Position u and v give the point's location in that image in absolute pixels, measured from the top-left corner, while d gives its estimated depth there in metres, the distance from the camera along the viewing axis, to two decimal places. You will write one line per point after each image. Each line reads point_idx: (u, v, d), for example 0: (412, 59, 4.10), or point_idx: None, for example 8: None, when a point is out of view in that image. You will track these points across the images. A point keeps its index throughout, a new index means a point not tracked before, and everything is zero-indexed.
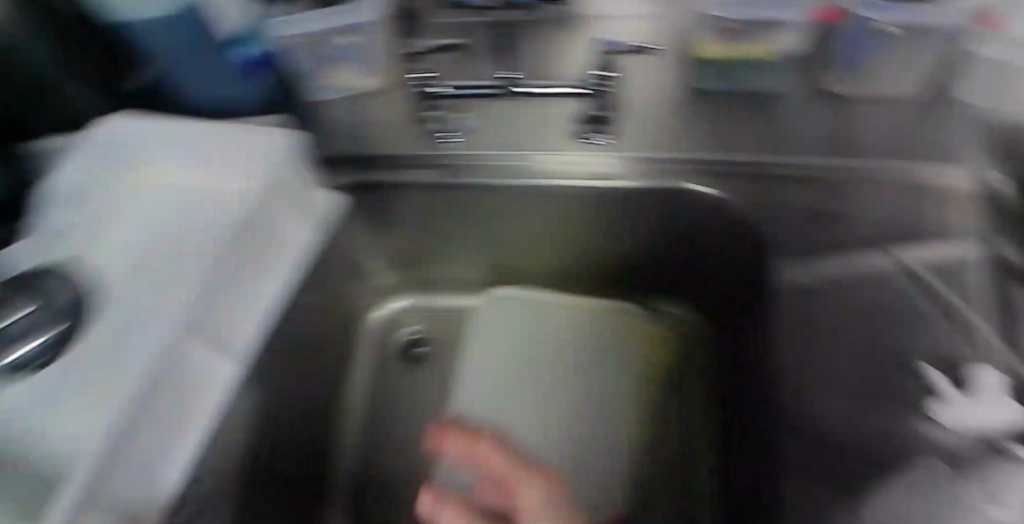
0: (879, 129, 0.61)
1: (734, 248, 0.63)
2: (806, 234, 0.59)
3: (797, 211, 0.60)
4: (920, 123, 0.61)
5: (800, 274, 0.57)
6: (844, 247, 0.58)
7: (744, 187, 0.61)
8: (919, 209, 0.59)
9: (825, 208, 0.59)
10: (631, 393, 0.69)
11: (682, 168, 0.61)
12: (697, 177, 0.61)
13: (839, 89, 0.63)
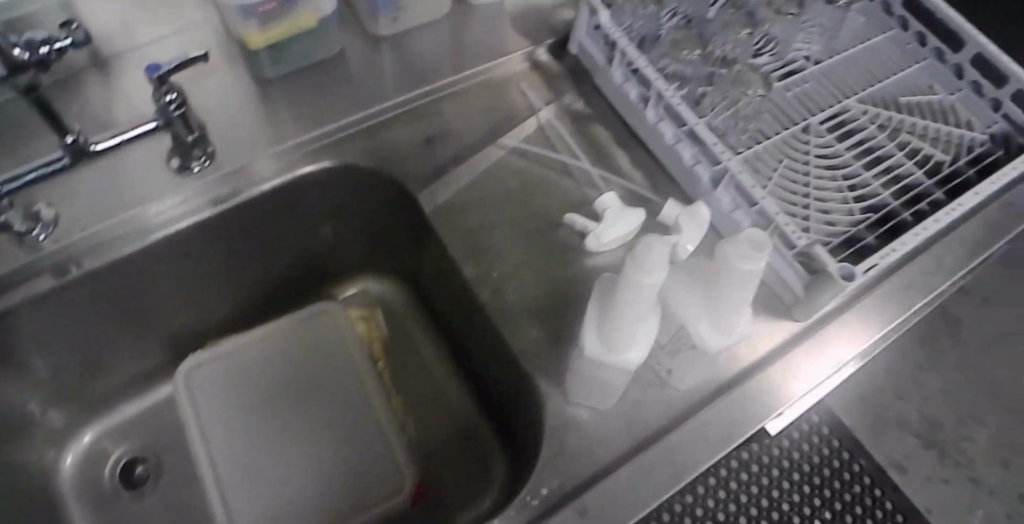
0: (430, 50, 0.68)
1: (379, 205, 0.66)
2: (425, 158, 0.63)
3: (411, 145, 0.64)
4: (459, 33, 0.70)
5: (441, 193, 0.62)
6: (460, 157, 0.64)
7: (355, 147, 0.63)
8: (497, 99, 0.68)
9: (430, 132, 0.65)
10: (370, 381, 0.68)
11: (293, 157, 0.62)
12: (312, 158, 0.62)
13: (382, 31, 0.67)
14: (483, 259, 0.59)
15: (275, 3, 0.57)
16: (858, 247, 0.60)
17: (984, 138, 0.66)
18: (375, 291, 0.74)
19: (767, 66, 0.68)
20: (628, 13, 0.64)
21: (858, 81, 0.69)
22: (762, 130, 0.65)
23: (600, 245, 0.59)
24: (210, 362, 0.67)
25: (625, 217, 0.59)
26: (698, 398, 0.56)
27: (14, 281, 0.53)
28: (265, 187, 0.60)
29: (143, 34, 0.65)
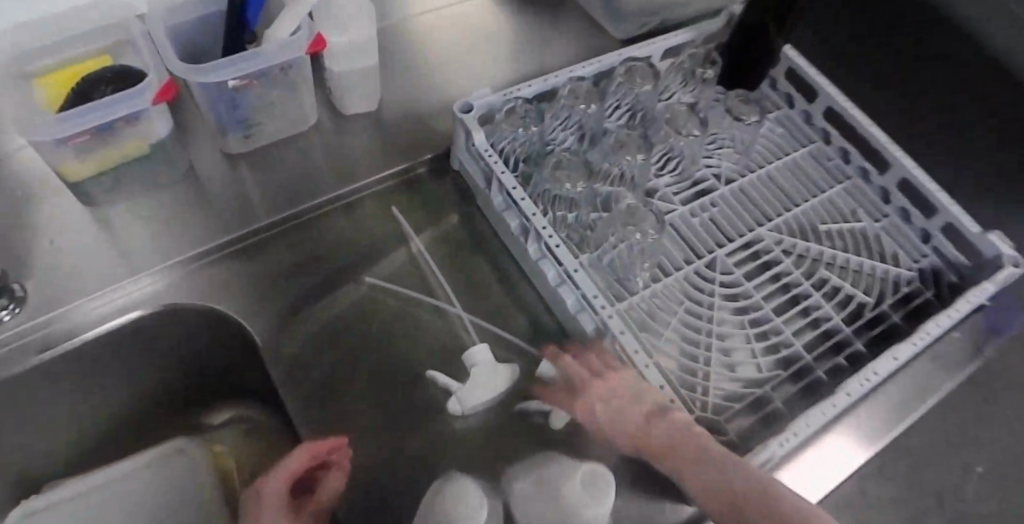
0: (295, 168, 0.61)
1: (230, 341, 0.58)
2: (279, 297, 0.56)
3: (264, 279, 0.57)
4: (330, 147, 0.63)
5: (291, 341, 0.55)
6: (321, 293, 0.57)
7: (199, 284, 0.56)
8: (369, 223, 0.61)
9: (289, 263, 0.58)
10: None
11: (125, 297, 0.54)
12: (148, 299, 0.54)
13: (237, 149, 0.60)
14: (332, 424, 0.53)
15: (88, 134, 0.50)
16: (765, 412, 0.53)
17: (912, 275, 0.59)
18: (238, 420, 0.66)
19: (669, 186, 0.62)
20: (508, 132, 0.58)
21: (771, 203, 0.62)
22: (661, 264, 0.58)
23: (462, 408, 0.53)
24: (35, 516, 0.58)
25: (498, 369, 0.53)
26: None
27: None
28: (90, 335, 0.53)
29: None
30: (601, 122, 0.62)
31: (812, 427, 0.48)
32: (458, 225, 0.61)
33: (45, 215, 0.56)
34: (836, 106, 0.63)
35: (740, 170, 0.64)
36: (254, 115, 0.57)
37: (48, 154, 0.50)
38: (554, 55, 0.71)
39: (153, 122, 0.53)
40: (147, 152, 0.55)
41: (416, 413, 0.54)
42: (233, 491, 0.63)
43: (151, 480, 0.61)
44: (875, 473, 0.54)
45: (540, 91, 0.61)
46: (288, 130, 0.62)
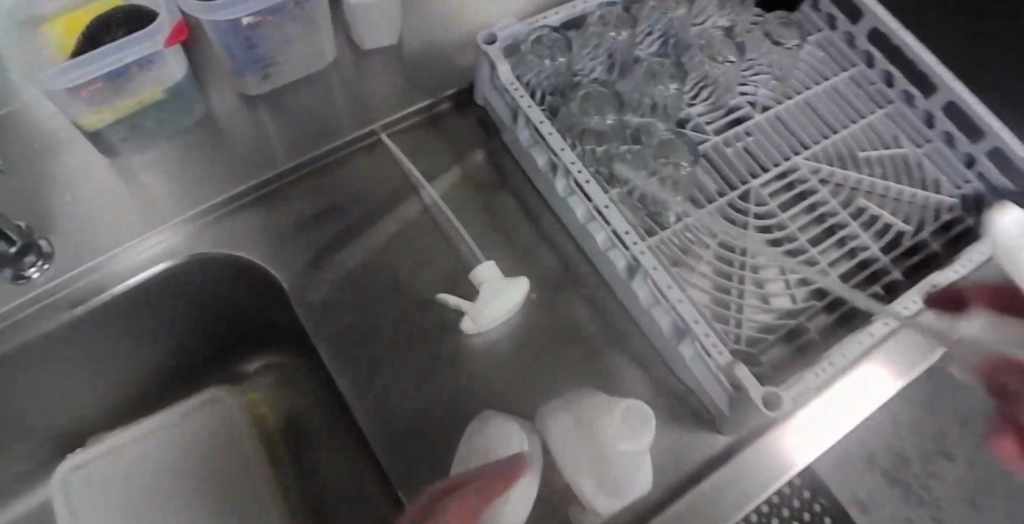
0: (314, 110, 0.60)
1: (253, 290, 0.58)
2: (301, 245, 0.55)
3: (289, 225, 0.56)
4: (348, 87, 0.61)
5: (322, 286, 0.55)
6: (342, 240, 0.56)
7: (220, 235, 0.55)
8: (389, 166, 0.59)
9: (312, 208, 0.56)
10: (266, 481, 0.63)
11: (149, 250, 0.54)
12: (169, 251, 0.54)
13: (255, 90, 0.59)
14: (370, 366, 0.52)
15: (99, 83, 0.47)
16: (798, 342, 0.53)
17: (955, 201, 0.58)
18: (265, 364, 0.65)
19: (701, 116, 0.59)
20: (534, 63, 0.56)
21: (809, 130, 0.60)
22: (693, 197, 0.57)
23: (478, 326, 0.52)
24: (87, 466, 0.61)
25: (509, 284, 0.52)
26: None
27: None
28: (117, 290, 0.53)
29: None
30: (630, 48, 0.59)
31: (850, 358, 0.48)
32: (483, 162, 0.60)
33: (62, 168, 0.55)
34: (884, 26, 0.60)
35: (778, 97, 0.61)
36: (272, 55, 0.55)
37: (63, 105, 0.48)
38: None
39: (169, 67, 0.51)
40: (161, 99, 0.53)
41: (450, 351, 0.53)
42: (270, 434, 0.65)
43: (194, 428, 0.64)
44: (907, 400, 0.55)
45: (568, 18, 0.58)
46: (305, 69, 0.60)
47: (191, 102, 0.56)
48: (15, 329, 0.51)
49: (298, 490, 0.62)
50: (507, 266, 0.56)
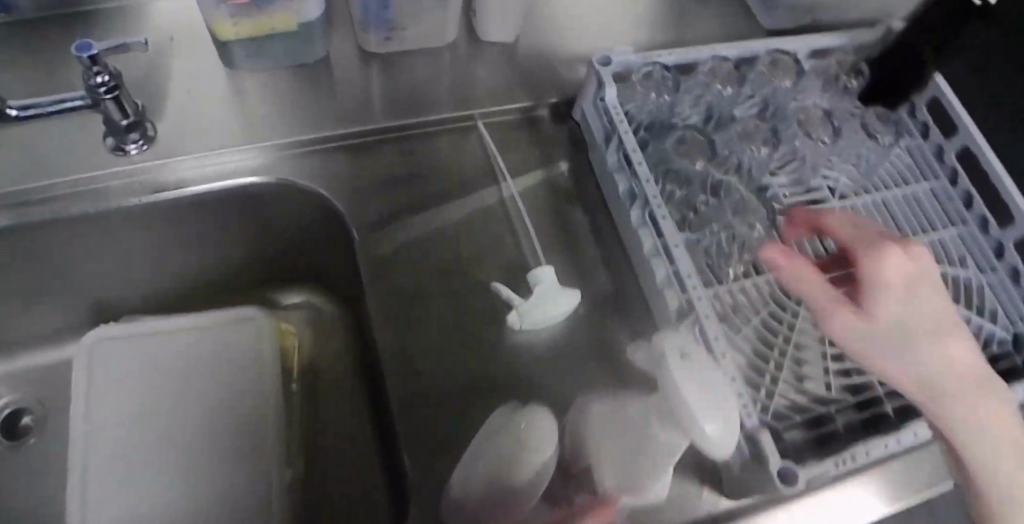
0: (421, 80, 0.63)
1: (325, 229, 0.61)
2: (377, 199, 0.58)
3: (373, 178, 0.59)
4: (459, 67, 0.63)
5: (388, 240, 0.57)
6: (417, 206, 0.58)
7: (307, 167, 0.59)
8: (478, 152, 0.61)
9: (398, 170, 0.59)
10: (274, 411, 0.64)
11: (243, 161, 0.58)
12: (260, 168, 0.58)
13: (374, 48, 0.62)
14: (413, 328, 0.54)
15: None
16: (824, 431, 0.52)
17: (1007, 336, 0.58)
18: (314, 308, 0.70)
19: (782, 189, 0.60)
20: (638, 96, 0.58)
21: (880, 229, 0.61)
22: (754, 261, 0.58)
23: (522, 324, 0.54)
24: (117, 340, 0.64)
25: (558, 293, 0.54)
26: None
27: None
28: (201, 189, 0.56)
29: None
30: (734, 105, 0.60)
31: (870, 455, 0.50)
32: (567, 175, 0.62)
33: (191, 72, 0.60)
34: (975, 147, 0.60)
35: (856, 189, 0.63)
36: (400, 19, 0.59)
37: (203, 9, 0.52)
38: (705, 15, 0.68)
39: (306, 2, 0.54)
40: (291, 30, 0.57)
41: (492, 337, 0.55)
42: (292, 370, 0.68)
43: (223, 338, 0.66)
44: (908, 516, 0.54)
45: (681, 60, 0.60)
46: (424, 40, 0.63)
47: (315, 41, 0.60)
48: (99, 197, 0.55)
49: (303, 428, 0.66)
50: (559, 273, 0.58)
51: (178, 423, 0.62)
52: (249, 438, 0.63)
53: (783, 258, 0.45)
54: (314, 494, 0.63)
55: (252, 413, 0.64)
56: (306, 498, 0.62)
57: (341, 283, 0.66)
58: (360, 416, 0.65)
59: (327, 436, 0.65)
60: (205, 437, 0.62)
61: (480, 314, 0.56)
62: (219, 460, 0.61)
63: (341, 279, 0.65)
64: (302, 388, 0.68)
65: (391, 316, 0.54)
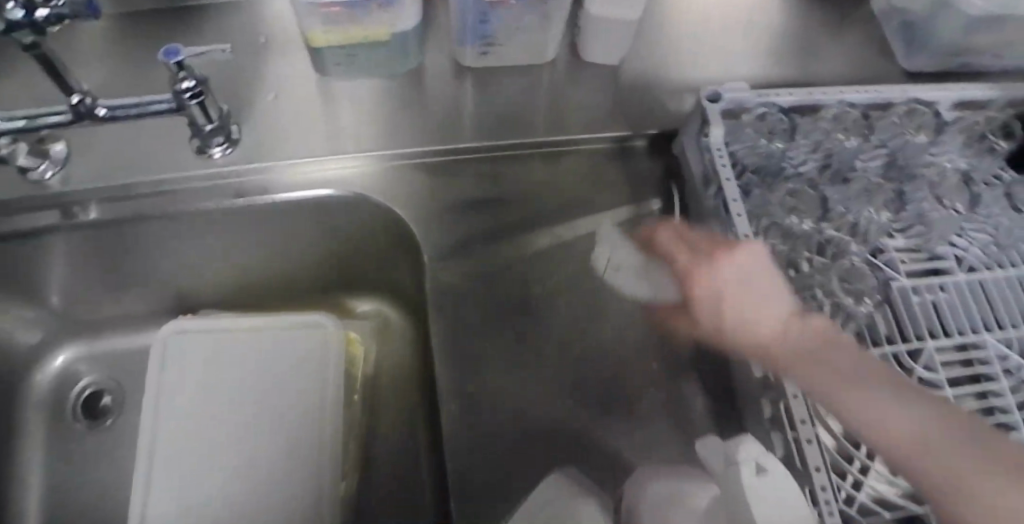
0: (513, 99, 0.59)
1: (404, 245, 0.60)
2: (456, 224, 0.56)
3: (448, 202, 0.57)
4: (555, 88, 0.60)
5: (461, 266, 0.55)
6: (494, 234, 0.56)
7: (387, 184, 0.57)
8: (565, 181, 0.58)
9: (486, 195, 0.57)
10: (331, 423, 0.63)
11: (323, 172, 0.57)
12: (344, 180, 0.57)
13: (470, 62, 0.59)
14: (480, 363, 0.52)
15: (340, 8, 0.50)
16: None
17: None
18: (387, 321, 0.70)
19: (899, 254, 0.53)
20: (748, 137, 0.53)
21: (1016, 311, 0.51)
22: (860, 335, 0.50)
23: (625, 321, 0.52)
24: (192, 333, 0.65)
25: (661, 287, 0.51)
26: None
27: (22, 207, 0.55)
28: (285, 200, 0.57)
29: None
30: (853, 157, 0.55)
31: None
32: (660, 214, 0.58)
33: (283, 73, 0.59)
34: None
35: (988, 263, 0.53)
36: (498, 34, 0.55)
37: (300, 16, 0.51)
38: (834, 50, 0.62)
39: (403, 13, 0.52)
40: (384, 40, 0.55)
41: (556, 383, 0.53)
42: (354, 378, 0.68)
43: (291, 340, 0.66)
44: None
45: (801, 102, 0.55)
46: (524, 57, 0.59)
47: (410, 51, 0.57)
48: (184, 197, 0.56)
49: (360, 438, 0.65)
50: (636, 320, 0.55)
51: (241, 420, 0.63)
52: (305, 447, 0.62)
53: (740, 260, 0.46)
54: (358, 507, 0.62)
55: (309, 420, 0.63)
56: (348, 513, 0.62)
57: (411, 299, 0.65)
58: (417, 439, 0.65)
59: (387, 454, 0.66)
60: (260, 437, 0.62)
61: (551, 355, 0.53)
62: (276, 463, 0.61)
63: (411, 294, 0.64)
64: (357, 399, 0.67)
65: (456, 348, 0.53)
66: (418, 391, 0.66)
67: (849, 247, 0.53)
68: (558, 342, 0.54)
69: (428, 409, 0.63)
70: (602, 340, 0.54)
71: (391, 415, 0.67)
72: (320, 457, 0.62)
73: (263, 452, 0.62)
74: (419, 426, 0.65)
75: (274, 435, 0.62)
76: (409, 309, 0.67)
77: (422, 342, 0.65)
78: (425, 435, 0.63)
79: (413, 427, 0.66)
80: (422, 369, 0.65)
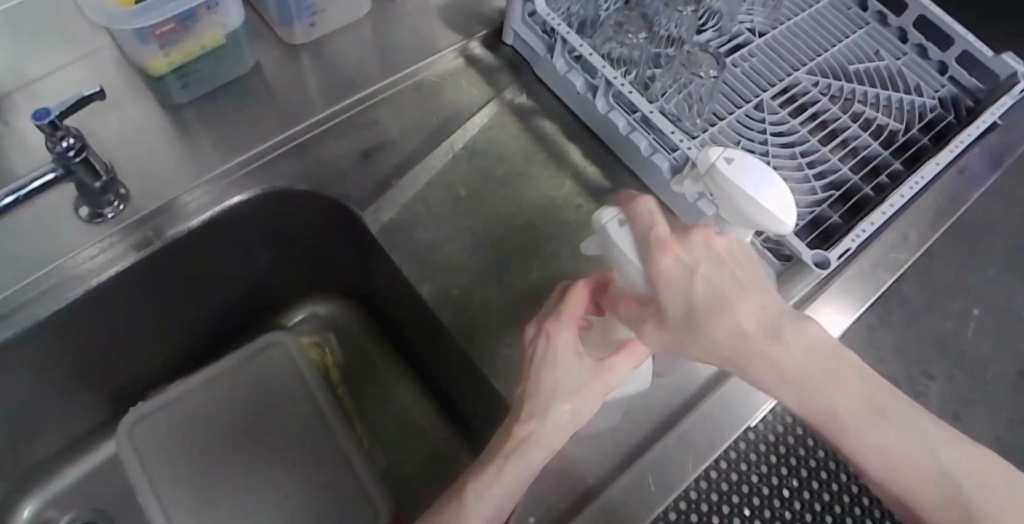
0: (355, 55, 0.63)
1: (320, 226, 0.63)
2: (367, 174, 0.60)
3: (344, 163, 0.60)
4: (385, 31, 0.65)
5: (390, 210, 0.60)
6: (403, 171, 0.61)
7: (290, 171, 0.59)
8: (435, 102, 0.64)
9: (371, 144, 0.61)
10: (336, 417, 0.65)
11: (221, 187, 0.57)
12: (213, 203, 0.57)
13: (300, 39, 0.63)
14: (449, 276, 0.58)
15: (173, 24, 0.52)
16: (824, 228, 0.57)
17: (935, 102, 0.65)
18: (327, 316, 0.71)
19: (712, 41, 0.67)
20: None
21: (802, 47, 0.67)
22: (716, 110, 0.61)
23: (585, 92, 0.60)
24: (151, 418, 0.62)
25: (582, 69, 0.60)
26: (686, 393, 0.54)
27: None
28: (109, 274, 0.53)
29: (32, 69, 0.59)
30: None
31: (874, 225, 0.54)
32: (523, 95, 0.66)
33: (126, 118, 0.58)
34: None
35: (772, 24, 0.69)
36: (318, 1, 0.60)
37: (134, 47, 0.52)
38: None
39: (229, 10, 0.54)
40: (220, 45, 0.56)
41: (519, 264, 0.59)
42: (333, 380, 0.69)
43: (260, 367, 0.66)
44: (907, 280, 0.61)
45: None
46: (346, 16, 0.64)
47: (245, 50, 0.59)
48: (94, 270, 0.53)
49: (366, 425, 0.67)
50: (550, 184, 0.62)
51: (253, 458, 0.63)
52: (325, 446, 0.64)
53: None
54: (402, 475, 0.64)
55: (319, 426, 0.64)
56: (394, 486, 0.64)
57: (354, 277, 0.67)
58: (422, 397, 0.68)
59: (395, 430, 0.67)
60: (283, 465, 0.63)
61: (505, 245, 0.60)
62: (310, 477, 0.62)
63: (351, 271, 0.67)
64: (344, 393, 0.69)
65: (426, 273, 0.58)
66: (402, 358, 0.69)
67: (674, 48, 0.64)
68: (502, 232, 0.60)
69: (419, 362, 0.67)
70: (535, 211, 0.61)
71: (383, 395, 0.68)
72: (342, 447, 0.63)
73: (292, 473, 0.62)
74: (417, 382, 0.68)
75: (294, 454, 0.63)
76: (354, 291, 0.69)
77: (380, 309, 0.67)
78: (430, 380, 0.66)
79: (410, 390, 0.68)
80: (395, 332, 0.68)
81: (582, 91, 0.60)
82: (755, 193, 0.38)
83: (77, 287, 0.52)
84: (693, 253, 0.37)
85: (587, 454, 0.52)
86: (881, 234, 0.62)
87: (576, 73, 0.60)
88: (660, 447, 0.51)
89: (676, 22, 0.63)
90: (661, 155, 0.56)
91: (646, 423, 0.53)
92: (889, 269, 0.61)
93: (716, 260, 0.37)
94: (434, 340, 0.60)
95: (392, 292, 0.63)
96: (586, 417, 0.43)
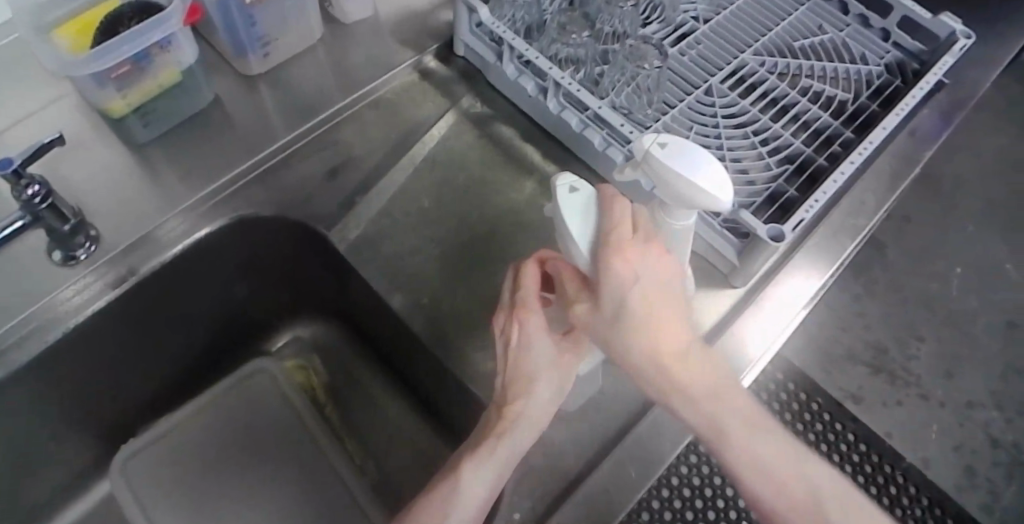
0: (311, 79, 0.65)
1: (292, 250, 0.64)
2: (332, 193, 0.61)
3: (309, 185, 0.61)
4: (338, 54, 0.67)
5: (358, 226, 0.61)
6: (367, 187, 0.62)
7: (257, 197, 0.60)
8: (394, 118, 0.65)
9: (334, 164, 0.62)
10: (324, 437, 0.65)
11: (191, 219, 0.58)
12: (184, 235, 0.58)
13: (256, 69, 0.64)
14: (421, 284, 0.59)
15: (128, 65, 0.53)
16: (781, 203, 0.59)
17: (880, 69, 0.66)
18: (310, 336, 0.72)
19: (658, 32, 0.68)
20: (507, 6, 0.63)
21: (747, 30, 0.69)
22: (666, 99, 0.62)
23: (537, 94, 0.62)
24: (145, 451, 0.63)
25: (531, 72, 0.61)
26: None
27: None
28: (89, 313, 0.55)
29: None
30: None
31: (826, 194, 0.54)
32: (479, 102, 0.67)
33: (92, 162, 0.59)
34: None
35: (715, 10, 0.71)
36: (269, 31, 0.62)
37: (92, 92, 0.53)
38: None
39: (183, 47, 0.56)
40: (177, 82, 0.58)
41: (488, 265, 0.60)
42: (323, 401, 0.70)
43: (248, 393, 0.67)
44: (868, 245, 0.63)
45: None
46: (298, 43, 0.66)
47: (202, 85, 0.61)
48: (76, 310, 0.54)
49: (357, 441, 0.68)
50: (513, 185, 0.64)
51: (249, 483, 0.64)
52: (318, 463, 0.65)
53: None
54: (396, 484, 0.65)
55: (310, 444, 0.65)
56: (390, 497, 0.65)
57: (331, 296, 0.68)
58: (409, 406, 0.68)
59: (386, 443, 0.67)
60: (279, 486, 0.64)
61: (474, 249, 0.61)
62: (305, 495, 0.63)
63: (328, 291, 0.68)
64: (333, 414, 0.70)
65: (398, 283, 0.59)
66: (387, 373, 0.70)
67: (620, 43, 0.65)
68: (469, 236, 0.62)
69: (403, 373, 0.67)
70: (500, 213, 0.63)
71: (372, 410, 0.69)
72: (335, 463, 0.64)
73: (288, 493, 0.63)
74: (403, 393, 0.69)
75: (288, 473, 0.64)
76: (333, 310, 0.70)
77: (360, 325, 0.69)
78: (416, 389, 0.67)
79: (397, 402, 0.69)
80: (377, 346, 0.69)
81: (533, 92, 0.61)
82: (695, 177, 0.39)
83: (60, 328, 0.54)
84: (643, 254, 0.39)
85: (568, 445, 0.52)
86: (841, 201, 0.63)
87: (526, 76, 0.61)
88: (637, 430, 0.52)
89: (620, 18, 0.65)
90: (615, 148, 0.57)
91: (623, 408, 0.54)
92: (851, 235, 0.62)
93: (655, 274, 0.39)
94: (412, 348, 0.61)
95: (368, 307, 0.64)
96: (554, 401, 0.44)
